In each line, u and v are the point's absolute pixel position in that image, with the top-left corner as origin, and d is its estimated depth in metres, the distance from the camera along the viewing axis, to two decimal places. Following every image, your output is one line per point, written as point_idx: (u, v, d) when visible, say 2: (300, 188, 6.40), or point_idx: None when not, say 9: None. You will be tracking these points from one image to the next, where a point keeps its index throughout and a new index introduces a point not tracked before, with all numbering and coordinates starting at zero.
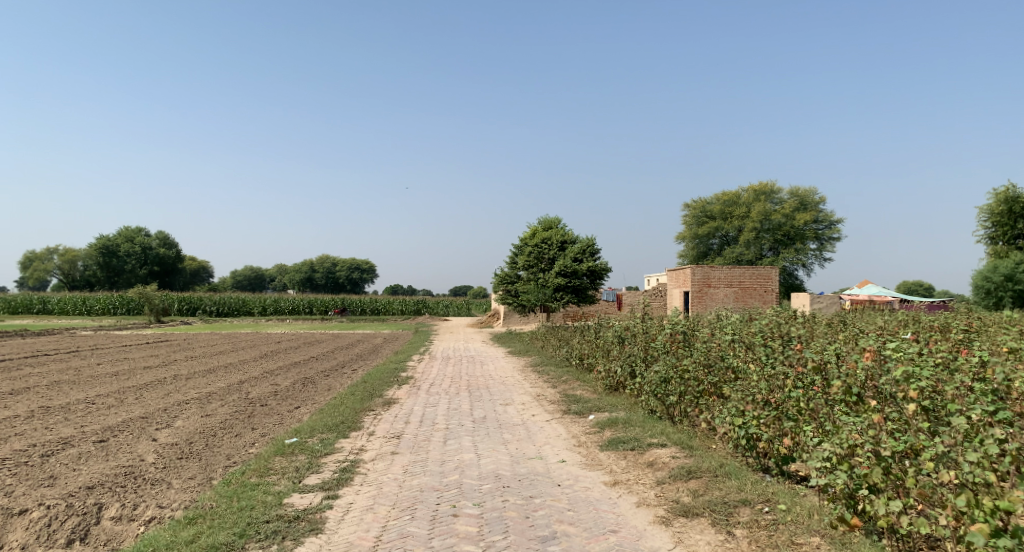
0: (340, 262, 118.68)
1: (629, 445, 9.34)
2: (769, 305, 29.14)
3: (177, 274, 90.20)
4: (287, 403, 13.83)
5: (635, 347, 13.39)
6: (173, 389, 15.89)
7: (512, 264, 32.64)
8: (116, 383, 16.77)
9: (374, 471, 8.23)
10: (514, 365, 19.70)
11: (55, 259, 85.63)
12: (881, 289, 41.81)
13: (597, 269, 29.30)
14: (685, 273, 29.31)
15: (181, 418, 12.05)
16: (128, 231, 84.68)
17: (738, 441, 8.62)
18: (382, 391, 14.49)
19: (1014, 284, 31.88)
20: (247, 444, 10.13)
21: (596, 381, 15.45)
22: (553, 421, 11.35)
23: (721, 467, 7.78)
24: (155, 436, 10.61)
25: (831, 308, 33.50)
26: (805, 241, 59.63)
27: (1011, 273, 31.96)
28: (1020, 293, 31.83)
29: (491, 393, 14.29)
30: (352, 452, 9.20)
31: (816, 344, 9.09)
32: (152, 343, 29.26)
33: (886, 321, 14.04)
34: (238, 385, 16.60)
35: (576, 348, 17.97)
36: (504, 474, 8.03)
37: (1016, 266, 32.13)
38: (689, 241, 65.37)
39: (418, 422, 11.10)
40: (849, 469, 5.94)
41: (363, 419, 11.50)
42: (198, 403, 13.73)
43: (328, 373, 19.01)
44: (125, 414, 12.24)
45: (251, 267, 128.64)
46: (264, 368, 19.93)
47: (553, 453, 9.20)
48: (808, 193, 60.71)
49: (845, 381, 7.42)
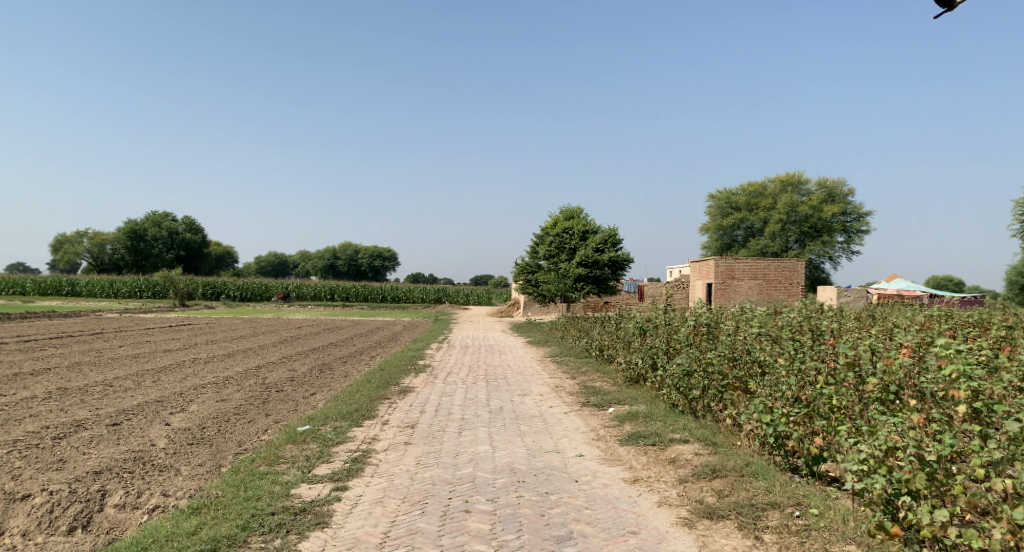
0: (362, 249, 118.90)
1: (650, 440, 9.01)
2: (795, 298, 28.62)
3: (202, 259, 90.86)
4: (303, 389, 13.63)
5: (657, 339, 13.04)
6: (191, 372, 15.79)
7: (534, 253, 32.34)
8: (135, 366, 16.68)
9: (386, 462, 7.98)
10: (533, 355, 19.41)
11: (84, 242, 86.49)
12: (909, 283, 41.01)
13: (619, 259, 28.85)
14: (708, 265, 28.81)
15: (195, 403, 11.90)
16: (155, 215, 85.20)
17: (764, 439, 8.27)
18: (399, 379, 14.25)
19: None
20: (259, 430, 9.93)
21: (616, 372, 15.13)
22: (572, 413, 11.05)
23: (748, 465, 7.44)
24: (169, 420, 10.44)
25: (858, 302, 32.87)
26: (832, 234, 58.70)
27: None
28: None
29: (508, 383, 14.01)
30: (364, 442, 8.96)
31: (848, 340, 8.77)
32: (174, 327, 29.32)
33: (917, 316, 13.55)
34: (256, 370, 16.48)
35: (596, 338, 17.63)
36: (519, 468, 7.74)
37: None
38: (713, 232, 64.61)
39: (434, 412, 10.84)
40: (887, 473, 5.67)
41: (378, 407, 11.26)
42: (215, 388, 13.58)
43: (346, 360, 18.84)
44: (141, 397, 12.13)
45: (275, 253, 129.51)
46: (282, 354, 19.78)
47: (571, 446, 8.90)
48: (837, 185, 59.68)
49: (881, 379, 7.15)
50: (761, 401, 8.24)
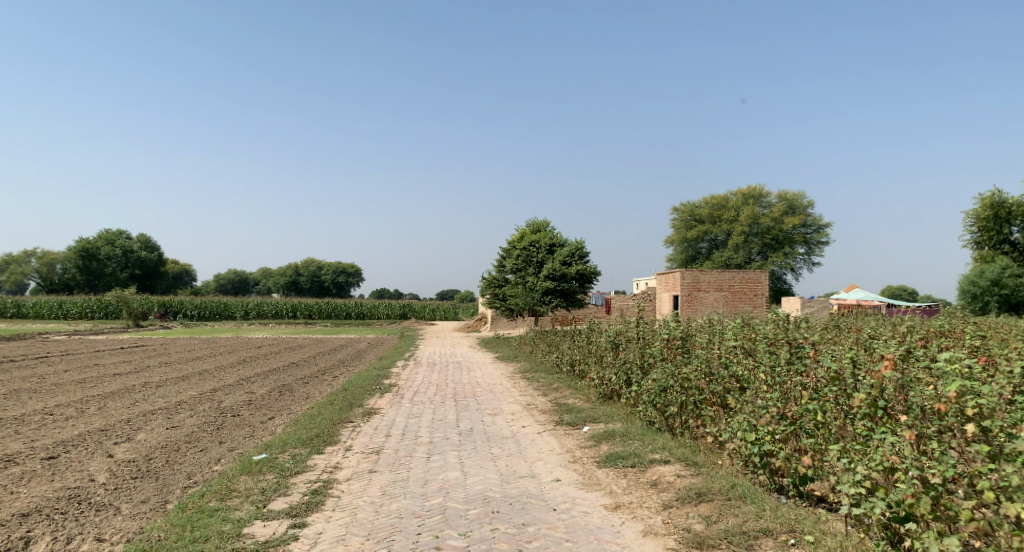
0: (325, 265, 117.40)
1: (629, 462, 8.55)
2: (760, 309, 28.48)
3: (158, 278, 88.82)
4: (260, 413, 12.93)
5: (630, 354, 12.62)
6: (141, 397, 14.98)
7: (501, 267, 31.90)
8: (81, 392, 15.80)
9: (348, 494, 7.41)
10: (502, 371, 18.92)
11: (33, 262, 83.88)
12: (869, 293, 41.37)
13: (586, 272, 28.53)
14: (674, 277, 28.61)
15: (143, 431, 11.16)
16: (108, 233, 83.42)
17: (747, 458, 7.80)
18: (362, 400, 13.63)
19: (1001, 289, 31.53)
20: (211, 460, 9.28)
21: (589, 389, 14.67)
22: (546, 433, 10.55)
23: (736, 489, 6.97)
24: (112, 451, 9.74)
25: (822, 313, 32.97)
26: (793, 245, 59.25)
27: (997, 278, 31.65)
28: (1007, 298, 31.46)
29: (478, 402, 13.48)
30: (325, 471, 8.36)
31: (829, 352, 8.42)
32: (127, 348, 28.19)
33: (890, 326, 13.33)
34: (211, 393, 15.71)
35: (567, 354, 17.17)
36: (493, 497, 7.23)
37: (1002, 272, 31.87)
38: (676, 245, 64.83)
39: (400, 436, 10.27)
40: (885, 496, 5.27)
41: (340, 432, 10.64)
42: (165, 414, 12.83)
43: (307, 380, 18.12)
44: (83, 427, 11.36)
45: (235, 271, 127.37)
46: (240, 376, 18.97)
47: (546, 470, 8.39)
48: (796, 197, 60.40)
49: (869, 394, 6.80)
50: (743, 419, 7.78)
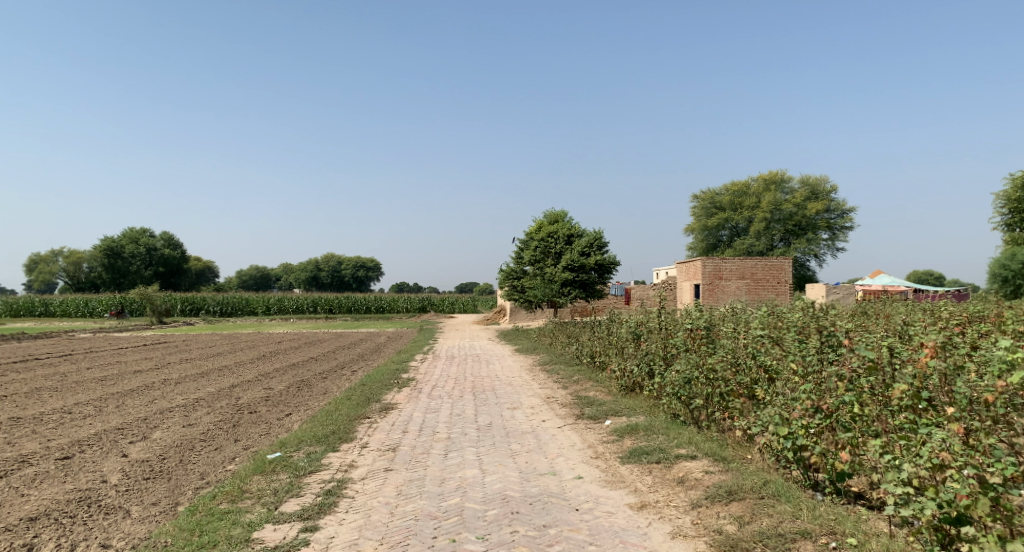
0: (345, 260, 117.67)
1: (654, 457, 8.21)
2: (784, 297, 27.91)
3: (181, 275, 89.38)
4: (277, 410, 12.72)
5: (653, 345, 12.25)
6: (159, 395, 14.85)
7: (519, 259, 31.56)
8: (100, 389, 15.70)
9: (363, 494, 7.14)
10: (521, 364, 18.65)
11: (59, 261, 84.77)
12: (895, 278, 40.54)
13: (605, 262, 28.13)
14: (695, 265, 28.15)
15: (159, 429, 10.98)
16: (132, 231, 84.10)
17: (779, 453, 7.43)
18: (380, 395, 13.37)
19: None
20: (226, 459, 9.08)
21: (610, 381, 14.33)
22: (566, 428, 10.24)
23: (769, 486, 6.62)
24: (126, 450, 9.55)
25: (847, 299, 32.28)
26: (817, 231, 58.36)
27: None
28: None
29: (497, 396, 13.19)
30: (340, 470, 8.11)
31: (863, 339, 8.07)
32: (149, 345, 28.15)
33: (921, 312, 12.84)
34: (230, 389, 15.55)
35: (587, 345, 16.82)
36: (512, 496, 6.94)
37: None
38: (697, 233, 64.08)
39: (417, 432, 9.99)
40: (936, 496, 4.99)
41: (357, 429, 10.39)
42: (182, 411, 12.67)
43: (326, 375, 17.96)
44: (99, 426, 11.20)
45: (256, 266, 128.02)
46: (259, 371, 18.82)
47: (568, 467, 8.08)
48: (819, 182, 59.51)
49: (911, 385, 6.47)
50: (775, 411, 7.42)
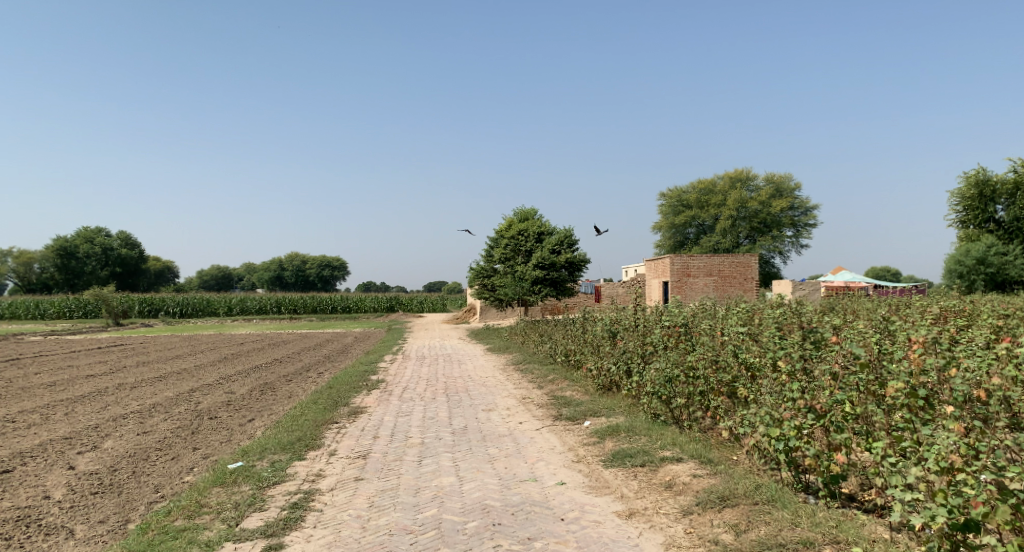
0: (309, 259, 116.13)
1: (639, 461, 7.82)
2: (751, 293, 27.83)
3: (140, 275, 87.38)
4: (240, 415, 12.14)
5: (630, 343, 11.89)
6: (113, 401, 14.15)
7: (488, 257, 31.13)
8: (49, 396, 14.94)
9: (332, 507, 6.68)
10: (493, 364, 18.22)
11: (9, 263, 82.23)
12: (856, 275, 40.88)
13: (576, 260, 27.81)
14: (664, 263, 27.97)
15: (111, 438, 10.36)
16: (87, 231, 81.85)
17: (768, 454, 7.02)
18: (348, 398, 12.85)
19: (986, 267, 31.06)
20: (183, 469, 8.52)
21: (586, 380, 13.97)
22: (545, 430, 9.84)
23: (763, 491, 6.26)
24: (74, 462, 8.93)
25: (813, 295, 32.33)
26: (781, 228, 58.81)
27: (984, 256, 31.15)
28: (993, 276, 31.02)
29: (471, 397, 12.74)
30: (307, 480, 7.60)
31: (851, 336, 7.72)
32: (103, 349, 27.15)
33: (897, 307, 12.62)
34: (189, 394, 14.89)
35: (560, 344, 16.43)
36: (493, 506, 6.52)
37: (988, 249, 31.38)
38: (664, 231, 64.14)
39: (389, 437, 9.50)
40: (945, 501, 4.69)
41: (324, 434, 9.87)
42: (137, 418, 12.02)
43: (291, 377, 17.34)
44: (45, 435, 10.54)
45: (218, 266, 125.85)
46: (220, 374, 18.13)
47: (549, 473, 7.66)
48: (784, 179, 59.98)
49: (907, 383, 6.13)
50: (765, 410, 6.99)
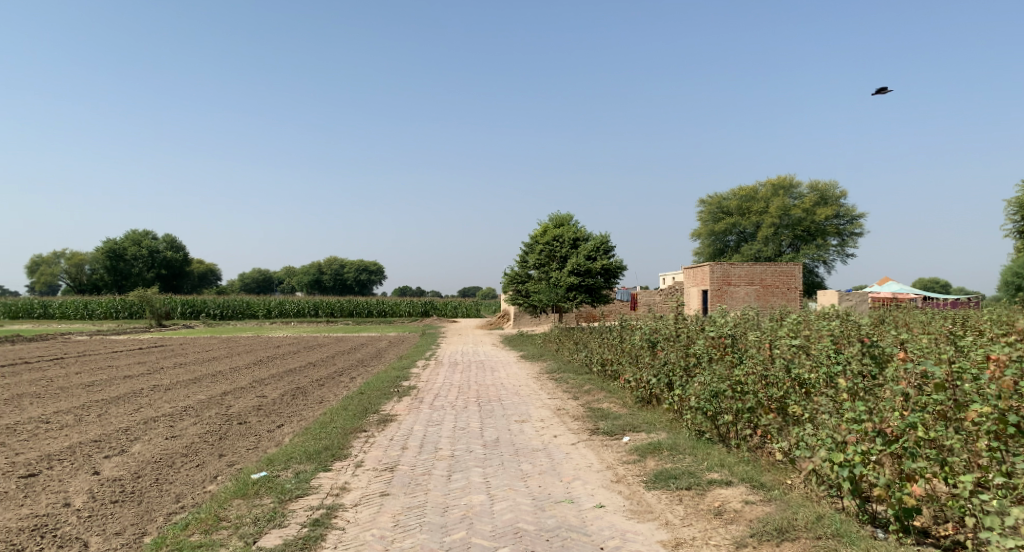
0: (348, 263, 116.98)
1: (684, 483, 7.31)
2: (795, 303, 26.96)
3: (184, 278, 88.69)
4: (270, 420, 11.85)
5: (671, 354, 11.33)
6: (146, 402, 14.01)
7: (524, 262, 30.67)
8: (85, 396, 14.85)
9: (355, 525, 6.28)
10: (527, 372, 17.76)
11: (60, 263, 84.23)
12: (904, 286, 39.61)
13: (612, 267, 27.22)
14: (703, 271, 27.27)
15: (139, 442, 10.11)
16: (135, 233, 83.30)
17: (827, 480, 6.52)
18: (379, 405, 12.48)
19: None
20: (206, 478, 8.21)
21: (624, 391, 13.41)
22: (581, 445, 9.36)
23: (825, 523, 5.85)
24: (99, 467, 8.68)
25: (860, 306, 31.21)
26: (825, 237, 57.44)
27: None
28: None
29: (504, 407, 12.31)
30: (331, 494, 7.22)
31: (921, 352, 7.17)
32: (144, 349, 27.33)
33: (957, 320, 11.86)
34: (221, 397, 14.67)
35: (597, 353, 15.89)
36: (526, 530, 6.10)
37: None
38: (704, 238, 63.03)
39: (418, 449, 9.10)
40: None
41: (352, 444, 9.49)
42: (168, 421, 11.79)
43: (323, 382, 17.08)
44: (74, 437, 10.35)
45: (258, 268, 127.32)
46: (253, 378, 17.93)
47: (587, 493, 7.19)
48: (829, 187, 58.62)
49: (995, 410, 5.64)
50: (826, 433, 6.48)
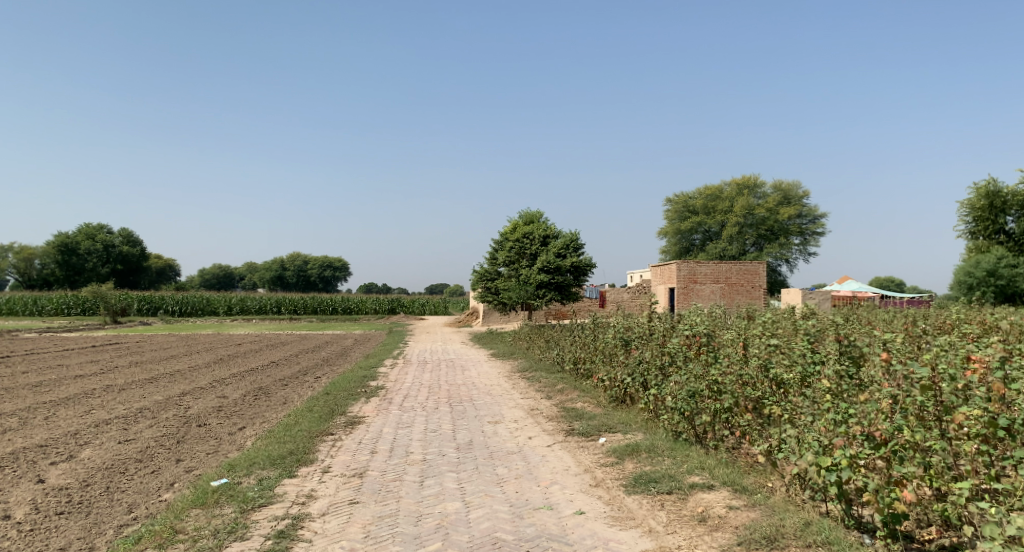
0: (311, 259, 115.54)
1: (665, 487, 7.05)
2: (760, 301, 27.03)
3: (141, 273, 86.66)
4: (231, 423, 11.37)
5: (646, 353, 11.09)
6: (98, 404, 13.38)
7: (492, 260, 30.37)
8: (32, 397, 14.17)
9: (323, 537, 5.91)
10: (497, 370, 17.44)
11: (10, 258, 81.66)
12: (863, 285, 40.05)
13: (581, 265, 27.02)
14: (670, 269, 27.22)
15: (89, 446, 9.59)
16: (88, 227, 81.33)
17: (811, 484, 6.31)
18: (346, 406, 12.06)
19: (996, 279, 30.21)
20: (162, 485, 7.75)
21: (598, 391, 13.16)
22: (557, 447, 9.07)
23: (814, 530, 5.65)
24: (44, 475, 8.16)
25: (823, 305, 31.42)
26: (788, 236, 58.12)
27: (993, 268, 30.32)
28: (1002, 289, 30.18)
29: (475, 408, 11.96)
30: (296, 503, 6.83)
31: (899, 352, 7.00)
32: (98, 347, 26.42)
33: (927, 318, 11.79)
34: (178, 398, 14.10)
35: (569, 352, 15.62)
36: (505, 540, 5.80)
37: (998, 262, 30.52)
38: (670, 236, 62.99)
39: (389, 453, 8.74)
40: None
41: (318, 448, 9.09)
42: (121, 424, 11.24)
43: (286, 382, 16.57)
44: (19, 442, 9.77)
45: (219, 265, 125.06)
46: (213, 377, 17.32)
47: (565, 499, 6.89)
48: (792, 187, 59.41)
49: (984, 413, 5.50)
50: (810, 436, 6.26)
